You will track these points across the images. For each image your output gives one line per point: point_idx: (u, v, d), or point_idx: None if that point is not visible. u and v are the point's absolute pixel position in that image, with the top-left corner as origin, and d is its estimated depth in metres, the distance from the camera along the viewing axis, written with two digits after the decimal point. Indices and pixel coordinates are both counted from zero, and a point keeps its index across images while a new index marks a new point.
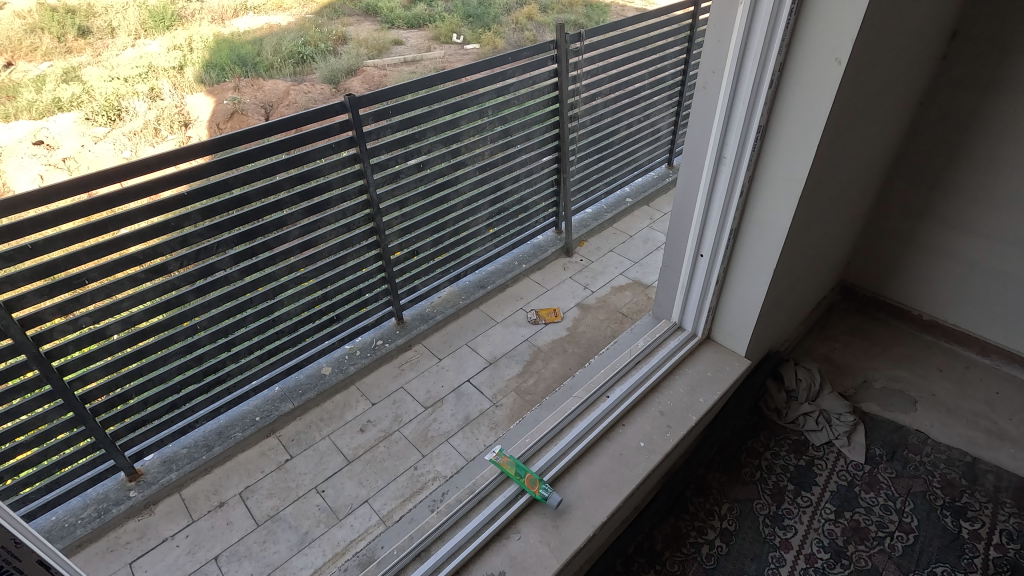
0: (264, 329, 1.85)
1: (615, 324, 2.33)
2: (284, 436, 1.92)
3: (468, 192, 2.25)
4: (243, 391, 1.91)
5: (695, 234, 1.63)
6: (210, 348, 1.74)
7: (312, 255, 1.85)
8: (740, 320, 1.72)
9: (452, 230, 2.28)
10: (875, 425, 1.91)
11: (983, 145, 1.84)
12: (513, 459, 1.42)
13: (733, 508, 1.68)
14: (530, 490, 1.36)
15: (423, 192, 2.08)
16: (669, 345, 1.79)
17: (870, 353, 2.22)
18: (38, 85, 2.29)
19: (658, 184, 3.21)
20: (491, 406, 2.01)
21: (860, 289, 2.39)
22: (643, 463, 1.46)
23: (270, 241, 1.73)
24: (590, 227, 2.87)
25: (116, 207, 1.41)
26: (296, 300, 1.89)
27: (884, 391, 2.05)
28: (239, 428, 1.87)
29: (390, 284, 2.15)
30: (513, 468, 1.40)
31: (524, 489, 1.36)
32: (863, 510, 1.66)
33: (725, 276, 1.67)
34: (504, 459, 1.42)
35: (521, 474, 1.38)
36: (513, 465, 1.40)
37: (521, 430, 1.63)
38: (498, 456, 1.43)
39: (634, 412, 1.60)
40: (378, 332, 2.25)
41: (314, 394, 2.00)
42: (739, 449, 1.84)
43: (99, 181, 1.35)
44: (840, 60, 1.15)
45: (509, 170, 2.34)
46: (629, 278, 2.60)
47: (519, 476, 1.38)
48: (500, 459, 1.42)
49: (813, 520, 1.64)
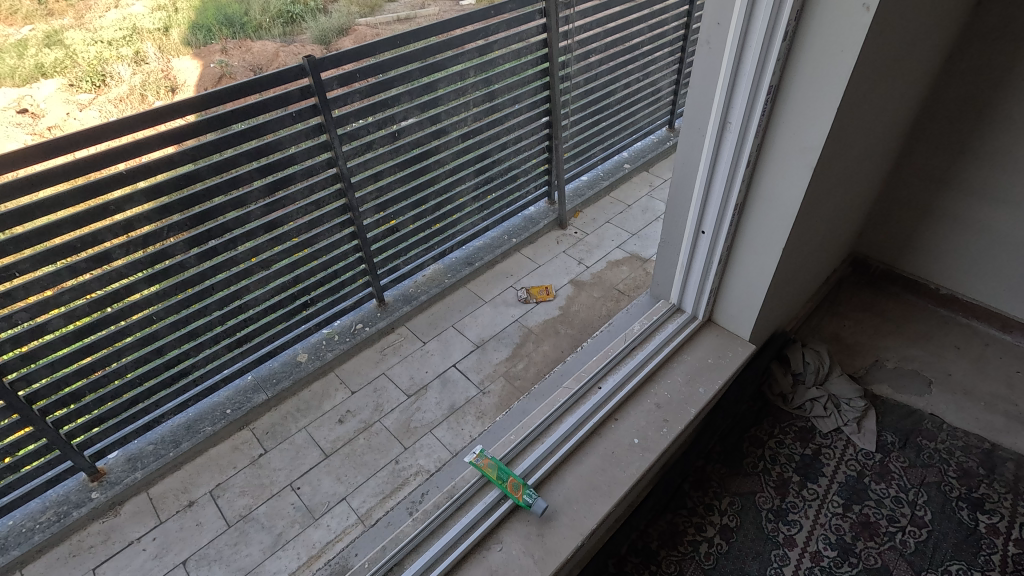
0: (230, 317, 1.72)
1: (610, 302, 2.19)
2: (258, 428, 1.81)
3: (451, 162, 2.08)
4: (212, 382, 1.79)
5: (696, 209, 1.47)
6: (171, 339, 1.61)
7: (278, 236, 1.70)
8: (744, 302, 1.57)
9: (434, 204, 2.12)
10: (887, 409, 1.79)
11: (1016, 104, 1.65)
12: (493, 460, 1.31)
13: (734, 503, 1.57)
14: (513, 496, 1.24)
15: (400, 163, 1.91)
16: (667, 330, 1.64)
17: (883, 331, 2.08)
18: (20, 49, 1.34)
19: (658, 149, 3.01)
20: (478, 393, 1.89)
21: (873, 262, 2.23)
22: (637, 463, 1.34)
23: (228, 221, 1.58)
24: (586, 195, 2.69)
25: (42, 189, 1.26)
26: (263, 284, 1.75)
27: (897, 371, 1.92)
28: (209, 422, 1.76)
29: (369, 265, 2.01)
30: (493, 471, 1.28)
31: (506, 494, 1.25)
32: (872, 503, 1.56)
33: (729, 254, 1.52)
34: (484, 460, 1.31)
35: (503, 479, 1.27)
36: (493, 469, 1.29)
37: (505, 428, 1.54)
38: (478, 458, 1.32)
39: (628, 404, 1.47)
40: (358, 315, 2.11)
41: (289, 383, 1.88)
42: (740, 437, 1.72)
43: (18, 161, 1.19)
44: (868, 5, 0.97)
45: (495, 137, 2.16)
46: (627, 252, 2.45)
47: (500, 480, 1.27)
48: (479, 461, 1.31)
49: (820, 514, 1.54)
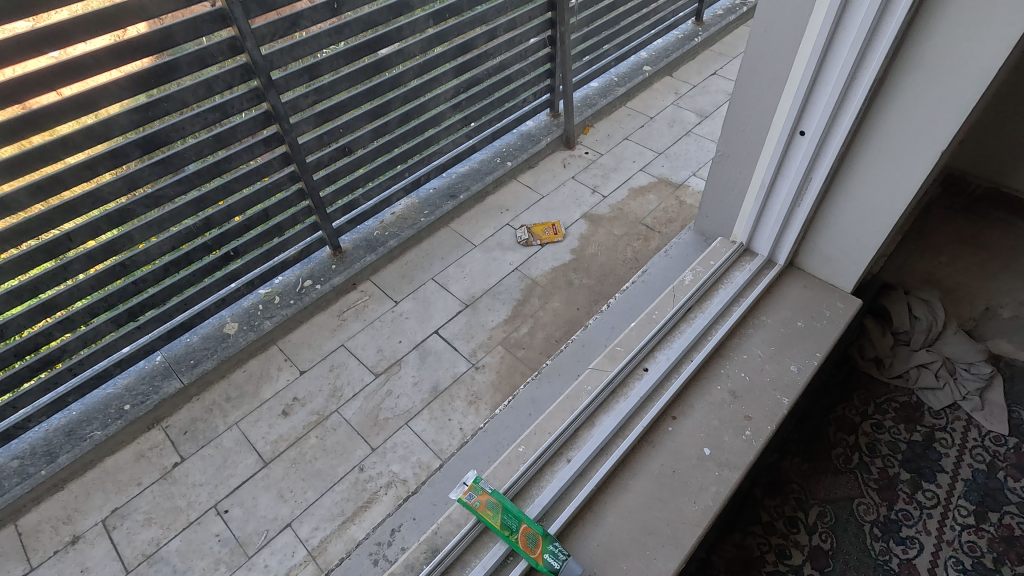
0: (108, 279, 1.23)
1: (637, 242, 1.69)
2: (173, 428, 1.34)
3: (419, 54, 1.50)
4: (100, 369, 1.31)
5: (796, 96, 0.93)
6: (17, 313, 1.14)
7: (163, 161, 1.20)
8: (857, 237, 1.06)
9: (400, 115, 1.56)
10: (1014, 376, 1.34)
11: None
12: (497, 496, 0.84)
13: (826, 515, 1.15)
14: (528, 556, 0.78)
15: (345, 53, 1.34)
16: (734, 282, 1.14)
17: (990, 268, 1.59)
18: None
19: (684, 47, 2.39)
20: (469, 368, 1.42)
21: (973, 181, 1.74)
22: (712, 487, 0.88)
23: (72, 138, 1.07)
24: (597, 105, 2.12)
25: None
26: (153, 231, 1.25)
27: (1018, 322, 1.46)
28: (98, 424, 1.28)
29: (312, 201, 1.47)
30: (499, 515, 0.82)
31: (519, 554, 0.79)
32: (1015, 510, 1.14)
33: (839, 165, 1.00)
34: (481, 497, 0.84)
35: (515, 528, 0.80)
36: (498, 512, 0.82)
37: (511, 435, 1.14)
38: (471, 494, 0.85)
39: (688, 394, 1.00)
40: (307, 268, 1.60)
41: (212, 364, 1.39)
42: (824, 421, 1.28)
43: None
44: None
45: (480, 20, 1.57)
46: (652, 176, 1.92)
47: (509, 531, 0.80)
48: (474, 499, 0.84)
49: (944, 529, 1.12)
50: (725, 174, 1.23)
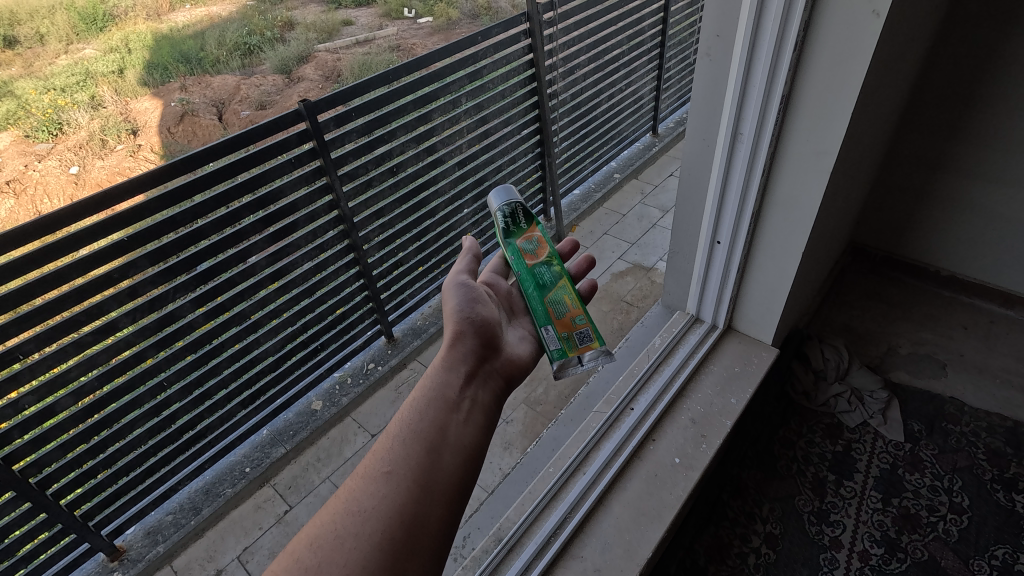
0: (240, 373, 1.64)
1: (621, 314, 2.18)
2: (280, 484, 1.71)
3: (449, 191, 2.05)
4: (227, 442, 1.71)
5: (711, 219, 1.47)
6: (184, 404, 1.54)
7: (284, 284, 1.64)
8: (764, 307, 1.55)
9: (435, 234, 2.07)
10: (909, 397, 1.80)
11: (1003, 83, 1.69)
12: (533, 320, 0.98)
13: (775, 509, 1.56)
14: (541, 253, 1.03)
15: (400, 198, 1.88)
16: (688, 342, 1.63)
17: (892, 317, 2.08)
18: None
19: (644, 156, 3.03)
20: (501, 422, 1.85)
21: (873, 250, 2.24)
22: (682, 483, 1.32)
23: (233, 277, 1.52)
24: (580, 209, 2.69)
25: (42, 267, 1.17)
26: (273, 336, 1.69)
27: (911, 356, 1.94)
28: (228, 484, 1.68)
29: (377, 303, 1.95)
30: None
31: (553, 247, 1.04)
32: (910, 495, 1.56)
33: (746, 262, 1.51)
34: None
35: (520, 279, 0.99)
36: (539, 294, 0.98)
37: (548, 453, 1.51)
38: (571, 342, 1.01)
39: (662, 422, 1.45)
40: (368, 354, 2.05)
41: (306, 433, 1.80)
42: (770, 440, 1.72)
43: (39, 232, 1.14)
44: (877, 12, 0.99)
45: (491, 161, 2.15)
46: (629, 262, 2.45)
47: (552, 277, 1.00)
48: (564, 327, 0.95)
49: (861, 512, 1.54)
50: (681, 264, 1.73)
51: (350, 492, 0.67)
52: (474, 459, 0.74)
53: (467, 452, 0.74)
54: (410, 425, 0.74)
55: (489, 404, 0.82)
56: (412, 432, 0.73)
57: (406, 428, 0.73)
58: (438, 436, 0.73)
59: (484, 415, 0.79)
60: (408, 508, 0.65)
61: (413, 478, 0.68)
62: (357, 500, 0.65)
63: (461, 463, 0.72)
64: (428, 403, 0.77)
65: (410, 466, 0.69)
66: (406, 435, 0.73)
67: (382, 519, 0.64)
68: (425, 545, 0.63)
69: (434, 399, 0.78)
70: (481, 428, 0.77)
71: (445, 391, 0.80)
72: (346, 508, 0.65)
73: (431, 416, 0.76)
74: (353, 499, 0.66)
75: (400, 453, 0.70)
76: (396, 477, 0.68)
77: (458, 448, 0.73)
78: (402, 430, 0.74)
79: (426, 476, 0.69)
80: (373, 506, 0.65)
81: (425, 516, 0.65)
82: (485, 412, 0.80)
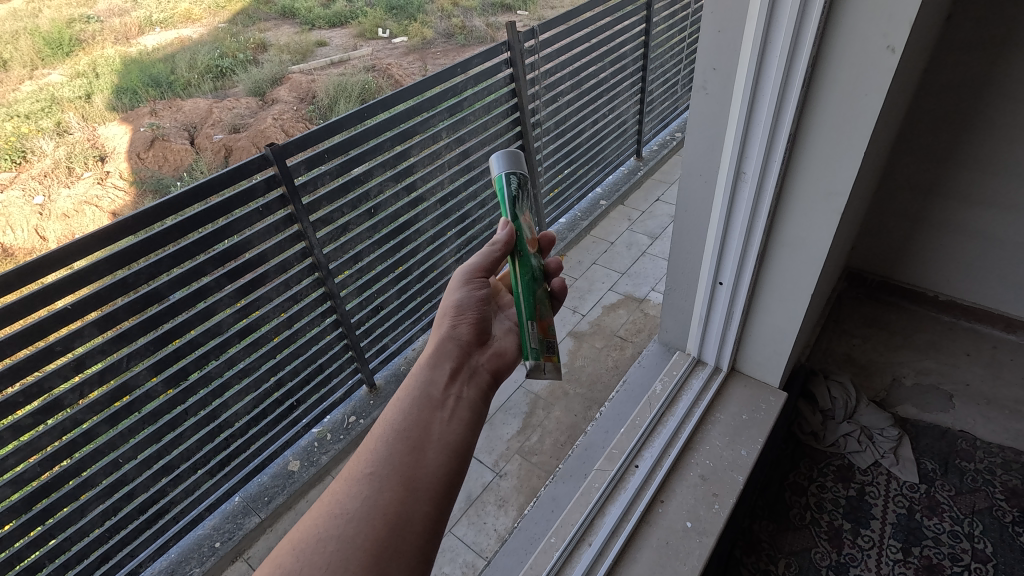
0: (207, 439, 1.50)
1: (615, 352, 2.09)
2: (253, 558, 1.55)
3: (431, 229, 1.94)
4: (194, 515, 1.56)
5: (713, 259, 1.39)
6: (143, 478, 1.40)
7: (254, 341, 1.51)
8: (771, 349, 1.46)
9: (417, 275, 1.96)
10: (920, 433, 1.73)
11: (999, 108, 1.65)
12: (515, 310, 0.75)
13: (791, 565, 1.46)
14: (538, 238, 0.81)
15: (379, 239, 1.76)
16: (692, 387, 1.53)
17: (892, 345, 2.02)
18: None
19: (630, 180, 2.97)
20: (495, 477, 1.73)
21: (869, 275, 2.18)
22: (697, 551, 1.21)
23: (197, 337, 1.39)
24: (567, 238, 2.60)
25: None
26: (243, 396, 1.55)
27: (917, 388, 1.87)
28: (196, 562, 1.51)
29: (357, 352, 1.81)
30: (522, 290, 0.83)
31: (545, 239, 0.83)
32: (931, 542, 1.47)
33: (750, 303, 1.42)
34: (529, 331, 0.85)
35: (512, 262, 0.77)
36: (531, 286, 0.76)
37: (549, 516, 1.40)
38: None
39: (670, 481, 1.35)
40: (349, 406, 1.91)
41: (283, 498, 1.64)
42: (781, 487, 1.63)
43: None
44: (893, 48, 0.90)
45: (473, 195, 2.05)
46: (621, 294, 2.36)
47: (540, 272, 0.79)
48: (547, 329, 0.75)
49: (882, 564, 1.44)
50: (680, 303, 1.64)
51: (332, 493, 0.57)
52: (464, 456, 0.63)
53: (455, 449, 0.63)
54: (392, 421, 0.63)
55: (480, 397, 0.71)
56: (394, 429, 0.62)
57: (390, 422, 0.63)
58: (424, 430, 0.63)
59: (474, 408, 0.68)
60: (392, 509, 0.55)
61: (397, 475, 0.58)
62: (338, 501, 0.55)
63: (450, 460, 0.61)
64: (413, 396, 0.67)
65: (396, 462, 0.59)
66: (387, 431, 0.62)
67: (365, 520, 0.53)
68: (413, 546, 0.53)
69: (418, 394, 0.67)
70: (470, 422, 0.66)
71: (432, 385, 0.69)
72: (327, 510, 0.55)
73: (416, 410, 0.65)
74: (334, 500, 0.56)
75: (385, 449, 0.60)
76: (381, 474, 0.58)
77: (446, 444, 0.62)
78: (386, 425, 0.63)
79: (411, 473, 0.58)
80: (356, 505, 0.55)
81: (410, 514, 0.55)
82: (474, 405, 0.68)
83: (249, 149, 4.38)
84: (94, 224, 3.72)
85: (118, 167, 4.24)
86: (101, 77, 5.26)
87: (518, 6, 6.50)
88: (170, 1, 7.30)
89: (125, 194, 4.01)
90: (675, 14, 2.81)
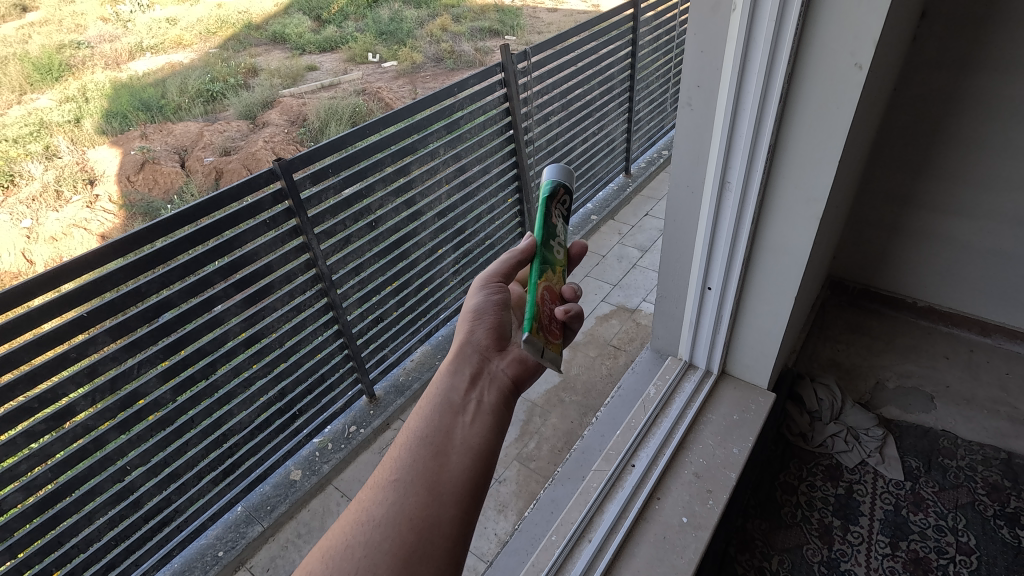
0: (212, 447, 1.53)
1: (608, 360, 2.14)
2: (256, 567, 1.56)
3: (429, 242, 2.00)
4: (197, 524, 1.57)
5: (701, 266, 1.46)
6: (149, 486, 1.42)
7: (257, 351, 1.55)
8: (758, 351, 1.53)
9: (416, 288, 2.01)
10: (903, 433, 1.80)
11: (965, 122, 1.75)
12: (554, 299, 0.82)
13: (784, 561, 1.51)
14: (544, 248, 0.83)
15: (379, 252, 1.82)
16: (685, 390, 1.59)
17: (876, 350, 2.09)
18: None
19: (620, 196, 3.06)
20: (494, 483, 1.76)
21: (851, 284, 2.27)
22: (693, 545, 1.25)
23: (205, 345, 1.43)
24: None
25: None
26: (247, 405, 1.58)
27: (900, 390, 1.94)
28: (199, 572, 1.52)
29: (358, 362, 1.85)
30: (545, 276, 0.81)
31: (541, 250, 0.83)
32: (917, 537, 1.53)
33: (738, 306, 1.49)
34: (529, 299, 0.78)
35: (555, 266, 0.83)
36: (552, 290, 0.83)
37: (549, 516, 1.44)
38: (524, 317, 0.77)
39: (666, 480, 1.40)
40: (349, 417, 1.93)
41: (285, 507, 1.66)
42: (772, 487, 1.69)
43: None
44: (860, 65, 0.99)
45: (470, 210, 2.12)
46: (613, 304, 2.42)
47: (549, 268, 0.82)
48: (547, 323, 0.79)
49: (871, 558, 1.49)
50: (671, 309, 1.70)
51: (361, 503, 0.62)
52: (487, 458, 0.65)
53: (478, 451, 0.65)
54: (416, 429, 0.67)
55: (501, 401, 0.72)
56: (418, 436, 0.66)
57: (413, 433, 0.67)
58: (445, 437, 0.66)
59: (495, 412, 0.70)
60: (417, 514, 0.59)
61: (421, 481, 0.61)
62: (365, 510, 0.60)
63: (472, 463, 0.64)
64: (433, 406, 0.69)
65: (418, 469, 0.62)
66: (410, 440, 0.66)
67: (391, 526, 0.58)
68: (439, 549, 0.57)
69: (441, 400, 0.71)
70: (493, 425, 0.69)
71: (451, 394, 0.71)
72: (356, 519, 0.60)
73: (436, 419, 0.68)
74: (362, 508, 0.61)
75: (407, 458, 0.64)
76: (404, 481, 0.62)
77: (468, 447, 0.65)
78: (409, 435, 0.67)
79: (434, 479, 0.62)
80: (381, 514, 0.59)
81: (436, 519, 0.59)
82: (496, 408, 0.71)
83: (241, 171, 4.44)
84: (83, 246, 3.73)
85: (109, 190, 4.27)
86: (91, 101, 5.32)
87: (505, 31, 6.72)
88: (161, 27, 7.41)
89: (114, 217, 4.04)
90: (659, 37, 2.95)
